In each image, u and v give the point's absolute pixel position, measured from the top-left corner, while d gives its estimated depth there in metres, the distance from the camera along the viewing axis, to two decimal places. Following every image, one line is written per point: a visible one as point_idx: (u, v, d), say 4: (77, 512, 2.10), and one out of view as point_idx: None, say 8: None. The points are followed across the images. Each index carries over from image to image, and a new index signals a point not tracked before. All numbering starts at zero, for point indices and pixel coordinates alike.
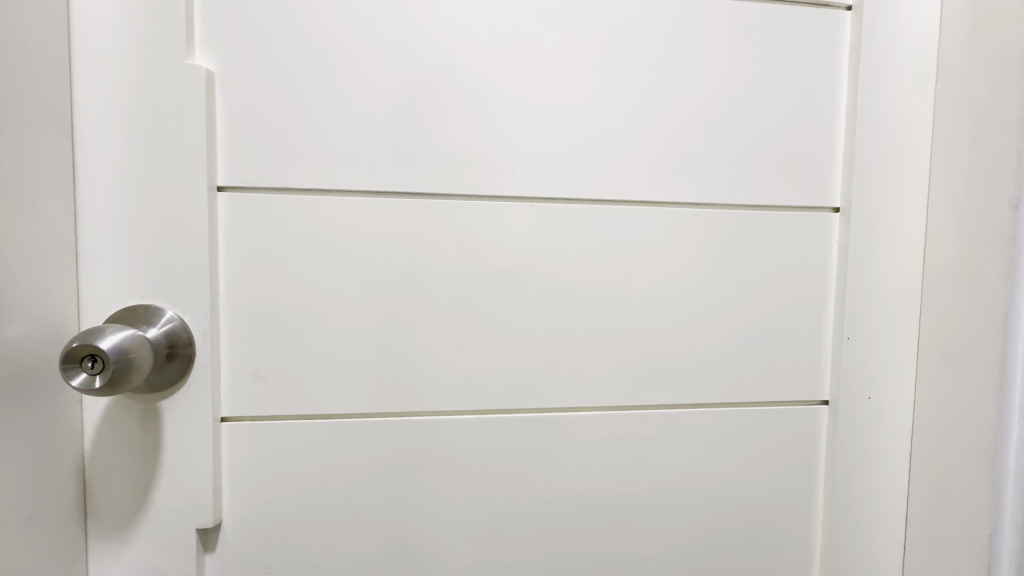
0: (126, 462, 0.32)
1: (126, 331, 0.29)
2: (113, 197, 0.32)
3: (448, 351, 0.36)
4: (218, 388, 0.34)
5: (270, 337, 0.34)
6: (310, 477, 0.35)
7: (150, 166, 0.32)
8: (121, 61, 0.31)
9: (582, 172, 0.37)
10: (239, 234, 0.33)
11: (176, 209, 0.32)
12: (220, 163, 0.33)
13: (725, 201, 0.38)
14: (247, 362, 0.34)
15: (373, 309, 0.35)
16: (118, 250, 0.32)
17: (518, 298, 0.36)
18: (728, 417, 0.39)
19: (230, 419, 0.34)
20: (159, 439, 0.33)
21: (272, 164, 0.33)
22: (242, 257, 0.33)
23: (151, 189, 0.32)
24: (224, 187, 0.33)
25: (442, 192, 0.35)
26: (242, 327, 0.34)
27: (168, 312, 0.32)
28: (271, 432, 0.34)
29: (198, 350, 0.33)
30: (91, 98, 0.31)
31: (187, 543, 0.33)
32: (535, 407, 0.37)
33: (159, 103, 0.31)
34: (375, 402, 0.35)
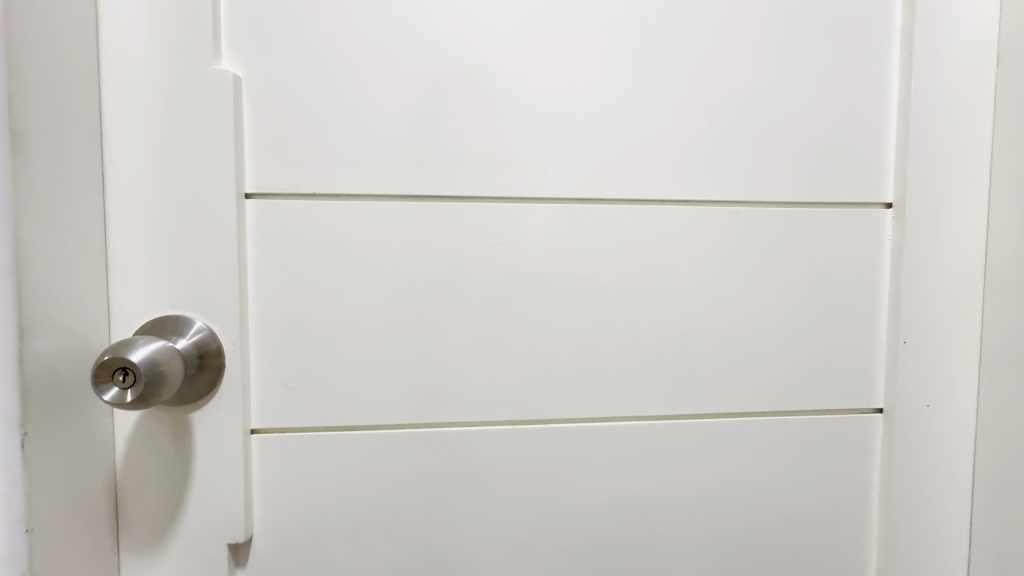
0: (158, 474, 0.32)
1: (156, 343, 0.29)
2: (142, 207, 0.31)
3: (480, 359, 0.35)
4: (247, 399, 0.33)
5: (299, 347, 0.33)
6: (340, 488, 0.34)
7: (178, 174, 0.31)
8: (149, 69, 0.31)
9: (617, 171, 0.35)
10: (268, 241, 0.33)
11: (205, 217, 0.31)
12: (247, 169, 0.32)
13: (769, 199, 0.36)
14: (276, 372, 0.33)
15: (403, 316, 0.34)
16: (148, 260, 0.31)
17: (552, 304, 0.35)
18: (774, 425, 0.37)
19: (260, 431, 0.33)
20: (190, 452, 0.32)
21: (300, 170, 0.33)
22: (270, 266, 0.33)
23: (180, 198, 0.31)
24: (252, 194, 0.32)
25: (473, 195, 0.34)
26: (271, 337, 0.33)
27: (197, 322, 0.32)
28: (301, 443, 0.34)
29: (228, 360, 0.32)
30: (119, 107, 0.31)
31: (219, 557, 0.33)
32: (570, 416, 0.36)
33: (186, 111, 0.31)
34: (406, 412, 0.34)
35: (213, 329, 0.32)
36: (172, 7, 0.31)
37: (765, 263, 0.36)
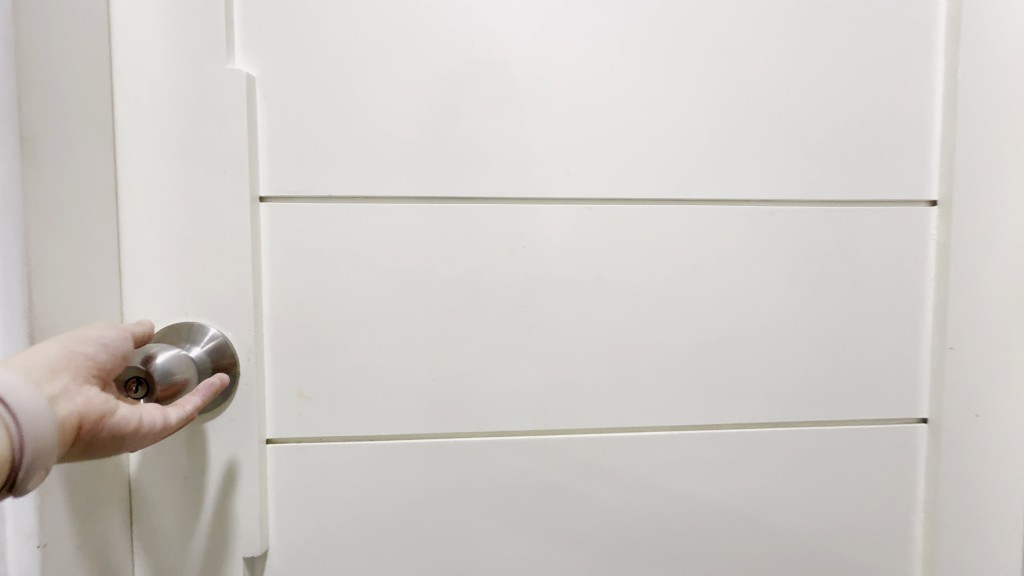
0: (173, 486, 0.31)
1: (170, 351, 0.28)
2: (155, 211, 0.30)
3: (502, 366, 0.33)
4: (263, 408, 0.32)
5: (315, 354, 0.32)
6: (358, 500, 0.33)
7: (191, 177, 0.30)
8: (161, 70, 0.30)
9: (644, 170, 0.33)
10: (283, 246, 0.32)
11: (219, 222, 0.30)
12: (262, 172, 0.31)
13: (805, 197, 0.34)
14: (292, 381, 0.32)
15: (421, 323, 0.33)
16: (162, 266, 0.31)
17: (576, 309, 0.34)
18: (810, 436, 0.35)
19: (275, 441, 0.32)
20: (205, 462, 0.31)
21: (315, 172, 0.32)
22: (285, 271, 0.32)
23: (194, 202, 0.30)
24: (267, 198, 0.31)
25: (494, 197, 0.33)
26: (287, 344, 0.32)
27: (211, 329, 0.31)
28: (318, 453, 0.33)
29: (243, 369, 0.31)
30: (132, 109, 0.30)
31: (235, 569, 0.32)
32: (596, 426, 0.34)
33: (200, 113, 0.30)
34: (425, 422, 0.33)
35: (228, 336, 0.31)
36: (184, 6, 0.30)
37: (801, 265, 0.35)
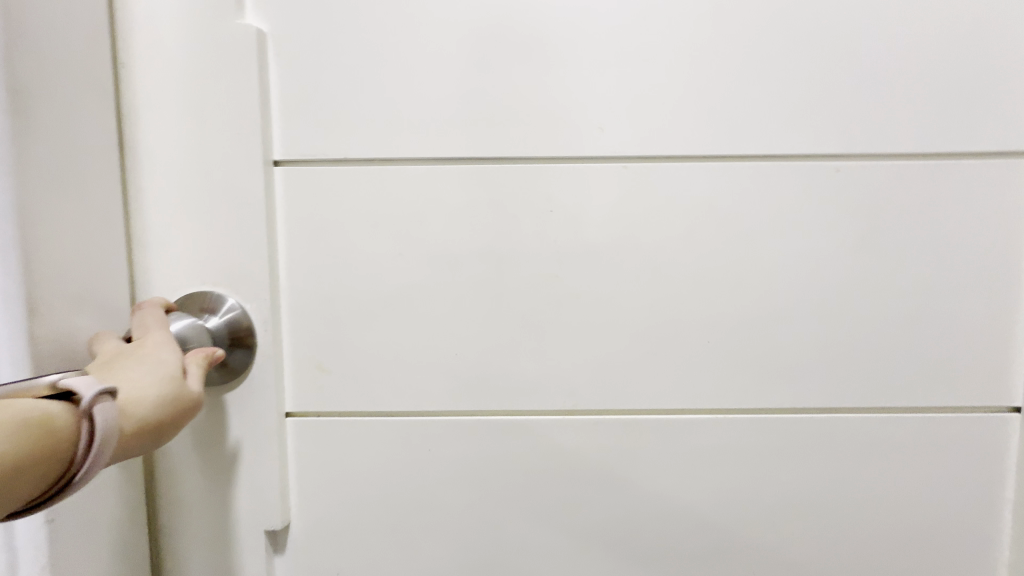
0: (194, 457, 0.31)
1: (185, 321, 0.28)
2: (168, 178, 0.30)
3: (525, 342, 0.31)
4: (281, 380, 0.31)
5: (332, 326, 0.31)
6: (380, 478, 0.32)
7: (203, 141, 0.29)
8: (169, 27, 0.29)
9: (687, 122, 0.30)
10: (298, 213, 0.30)
11: (233, 187, 0.29)
12: (276, 135, 0.30)
13: (880, 151, 0.30)
14: (310, 353, 0.31)
15: (443, 294, 0.31)
16: (176, 236, 0.30)
17: (610, 280, 0.31)
18: (877, 425, 0.31)
19: (295, 415, 0.32)
20: (226, 434, 0.31)
21: (329, 133, 0.30)
22: (301, 238, 0.30)
23: (207, 169, 0.29)
24: (281, 161, 0.30)
25: (520, 156, 0.30)
26: (304, 314, 0.31)
27: (229, 300, 0.30)
28: (338, 428, 0.32)
29: (259, 340, 0.30)
30: (141, 71, 0.29)
31: (257, 542, 0.32)
32: (630, 408, 0.31)
33: (209, 72, 0.29)
34: (445, 399, 0.32)
35: (243, 306, 0.30)
36: None
37: (871, 230, 0.30)
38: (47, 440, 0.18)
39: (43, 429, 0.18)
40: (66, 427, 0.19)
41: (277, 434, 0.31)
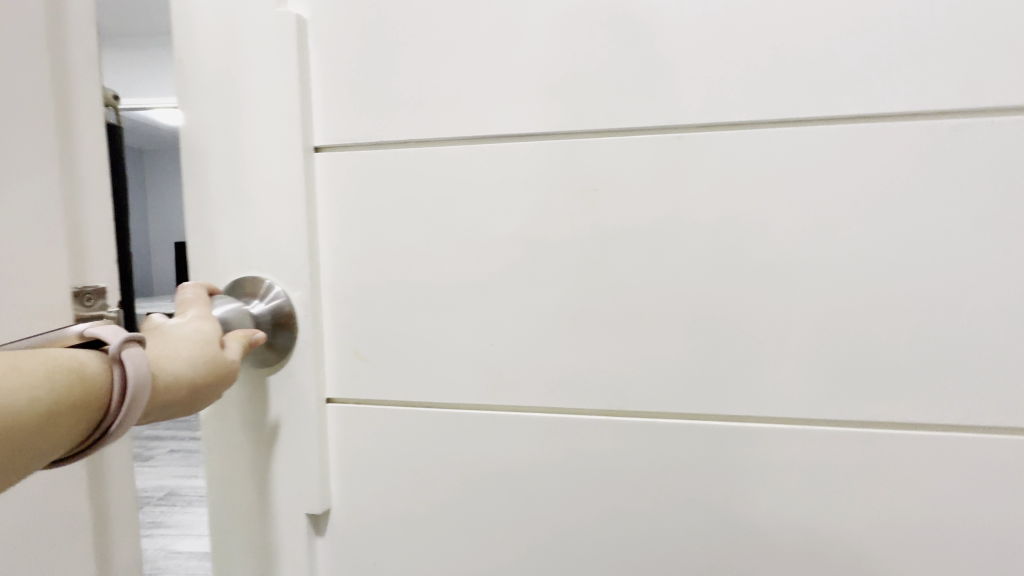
0: (242, 439, 0.32)
1: (232, 304, 0.29)
2: (215, 168, 0.30)
3: (563, 334, 0.29)
4: (322, 366, 0.31)
5: (369, 313, 0.31)
6: (414, 469, 0.31)
7: (248, 130, 0.30)
8: (217, 19, 0.30)
9: (750, 85, 0.26)
10: (337, 198, 0.30)
11: (276, 175, 0.30)
12: (316, 122, 0.30)
13: (997, 107, 0.24)
14: (349, 341, 0.31)
15: (478, 281, 0.29)
16: (221, 224, 0.31)
17: (658, 266, 0.28)
18: (987, 443, 0.26)
19: (335, 401, 0.32)
20: (271, 418, 0.31)
21: (366, 117, 0.29)
22: (339, 223, 0.30)
23: (249, 158, 0.30)
24: (322, 148, 0.30)
25: (559, 133, 0.28)
26: (342, 301, 0.31)
27: (275, 286, 0.30)
28: (374, 416, 0.31)
29: (301, 325, 0.31)
30: (189, 61, 0.30)
31: (300, 525, 0.32)
32: (679, 410, 0.28)
33: (254, 60, 0.29)
34: (481, 392, 0.30)
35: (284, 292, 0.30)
36: None
37: (985, 207, 0.25)
38: (81, 388, 0.19)
39: (76, 374, 0.19)
40: (99, 376, 0.20)
41: (316, 418, 0.31)
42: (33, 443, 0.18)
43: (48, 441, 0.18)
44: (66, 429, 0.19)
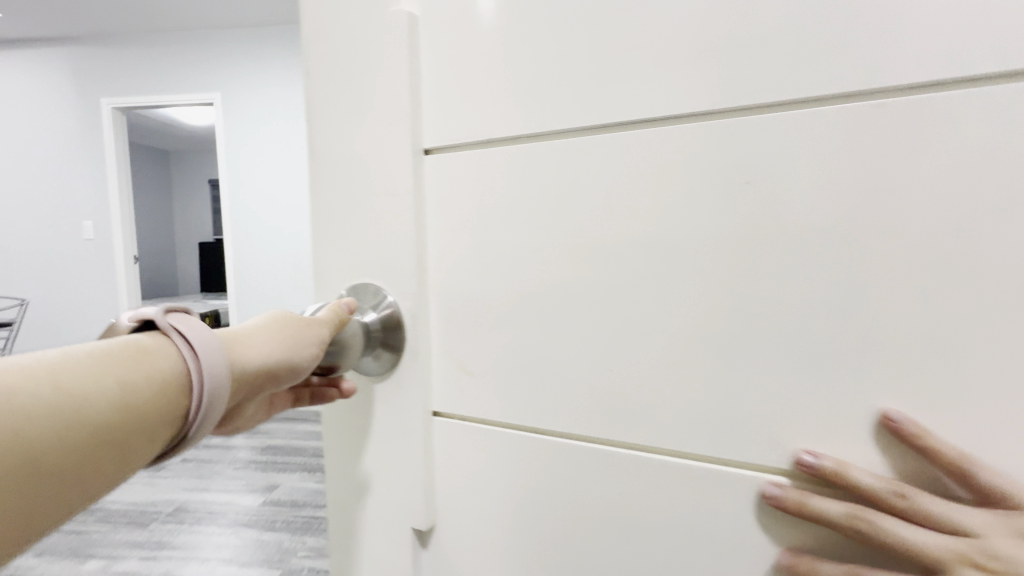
0: (356, 440, 0.36)
1: (345, 315, 0.32)
2: (339, 175, 0.34)
3: (682, 366, 0.26)
4: (429, 378, 0.33)
5: (471, 327, 0.31)
6: (518, 493, 0.31)
7: (367, 136, 0.33)
8: (341, 38, 0.33)
9: (924, 40, 0.21)
10: (443, 202, 0.32)
11: (388, 178, 0.32)
12: (424, 123, 0.31)
13: None
14: (456, 356, 0.32)
15: (592, 298, 0.28)
16: (343, 228, 0.35)
17: (818, 284, 0.24)
18: None
19: (439, 415, 0.33)
20: (377, 421, 0.35)
21: (470, 115, 0.30)
22: (445, 227, 0.32)
23: (374, 182, 0.33)
24: (431, 149, 0.32)
25: (673, 116, 0.26)
26: (448, 317, 0.32)
27: (387, 295, 0.33)
28: (478, 432, 0.32)
29: (408, 332, 0.33)
30: (320, 81, 0.34)
31: (406, 538, 0.34)
32: (847, 459, 0.24)
33: (373, 69, 0.32)
34: (588, 422, 0.29)
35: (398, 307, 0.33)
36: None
37: None
38: (161, 384, 0.25)
39: (158, 376, 0.25)
40: (176, 372, 0.26)
41: (420, 426, 0.33)
42: (121, 432, 0.24)
43: (134, 428, 0.24)
44: (153, 419, 0.25)
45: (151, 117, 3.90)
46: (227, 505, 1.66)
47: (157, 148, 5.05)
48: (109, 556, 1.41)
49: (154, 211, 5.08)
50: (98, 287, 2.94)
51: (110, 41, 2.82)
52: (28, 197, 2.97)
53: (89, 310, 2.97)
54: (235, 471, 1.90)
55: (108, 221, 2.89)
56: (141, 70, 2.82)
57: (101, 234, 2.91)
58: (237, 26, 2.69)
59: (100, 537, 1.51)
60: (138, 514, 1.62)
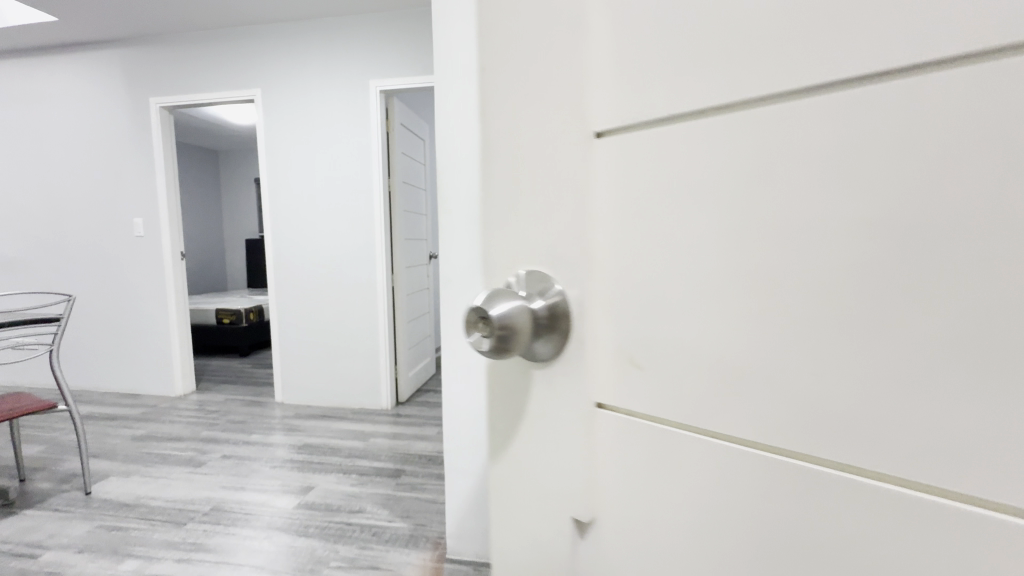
0: (513, 409, 0.38)
1: (511, 302, 0.32)
2: (501, 143, 0.37)
3: (826, 365, 0.23)
4: (596, 370, 0.33)
5: (643, 315, 0.30)
6: (701, 520, 0.28)
7: (532, 111, 0.34)
8: (514, 20, 0.35)
9: None
10: (612, 174, 0.31)
11: (550, 156, 0.34)
12: (593, 104, 0.32)
13: None
14: (626, 349, 0.31)
15: (808, 280, 0.23)
16: (505, 189, 0.37)
17: None
18: None
19: (606, 407, 0.33)
20: (534, 391, 0.36)
21: (646, 92, 0.29)
22: (615, 206, 0.31)
23: (548, 175, 0.34)
24: (603, 130, 0.32)
25: None
26: (629, 328, 0.31)
27: (555, 285, 0.34)
28: (648, 438, 0.31)
29: (572, 312, 0.33)
30: (491, 58, 0.37)
31: (565, 526, 0.35)
32: None
33: (544, 40, 0.34)
34: (789, 439, 0.24)
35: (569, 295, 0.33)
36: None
37: None
38: None
39: None
40: None
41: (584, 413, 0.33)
42: None
43: None
44: None
45: (196, 116, 3.99)
46: (242, 506, 1.85)
47: (206, 146, 5.22)
48: (143, 557, 1.54)
49: (206, 208, 5.27)
50: (150, 282, 3.03)
51: (159, 41, 2.87)
52: (84, 197, 3.07)
53: (141, 305, 3.07)
54: (273, 477, 2.07)
55: (157, 219, 2.96)
56: (187, 69, 2.87)
57: (151, 231, 2.98)
58: (277, 21, 2.68)
59: (138, 537, 1.66)
60: (177, 514, 1.80)
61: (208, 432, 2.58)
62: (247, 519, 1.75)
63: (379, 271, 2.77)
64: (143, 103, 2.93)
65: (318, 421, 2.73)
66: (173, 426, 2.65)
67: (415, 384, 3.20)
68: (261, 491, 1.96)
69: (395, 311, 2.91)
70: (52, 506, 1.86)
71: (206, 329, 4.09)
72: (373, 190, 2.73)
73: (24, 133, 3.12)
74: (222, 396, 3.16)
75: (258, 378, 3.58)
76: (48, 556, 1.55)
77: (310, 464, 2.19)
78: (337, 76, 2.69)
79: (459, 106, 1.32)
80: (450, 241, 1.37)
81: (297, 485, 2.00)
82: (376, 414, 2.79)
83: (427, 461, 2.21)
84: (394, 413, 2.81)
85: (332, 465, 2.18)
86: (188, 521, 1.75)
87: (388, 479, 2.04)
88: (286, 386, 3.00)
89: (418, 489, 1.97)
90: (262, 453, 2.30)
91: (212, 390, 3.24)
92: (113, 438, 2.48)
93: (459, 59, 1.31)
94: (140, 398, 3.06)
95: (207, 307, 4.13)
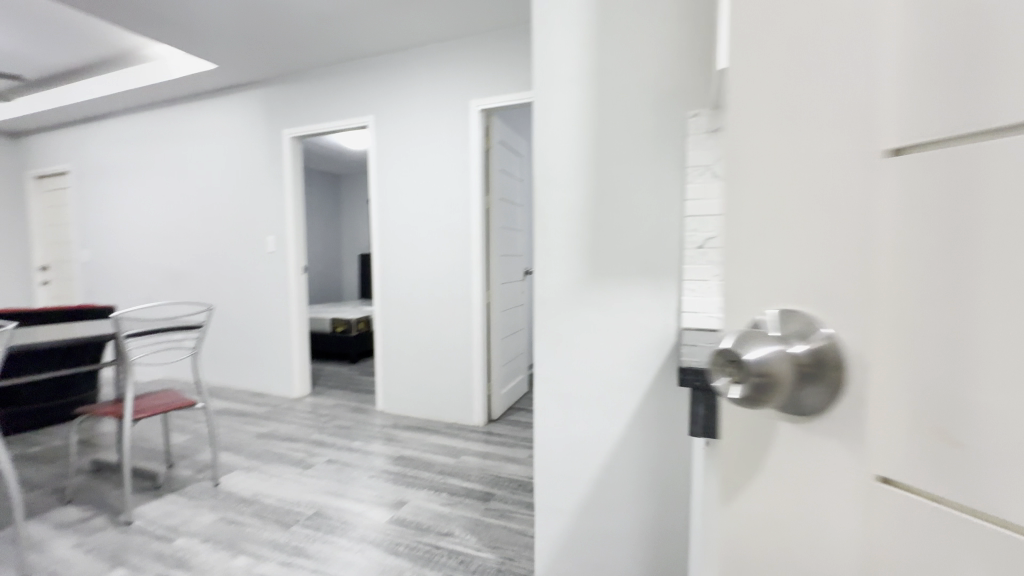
0: (748, 472, 0.30)
1: (770, 345, 0.25)
2: (749, 188, 0.29)
3: None
4: (877, 437, 0.24)
5: (966, 372, 0.21)
6: None
7: (796, 136, 0.26)
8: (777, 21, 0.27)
9: None
10: (914, 202, 0.22)
11: (823, 184, 0.25)
12: (897, 116, 0.23)
13: None
14: (925, 412, 0.22)
15: None
16: (753, 245, 0.29)
17: None
18: None
19: (891, 482, 0.24)
20: (779, 452, 0.28)
21: (996, 79, 0.20)
22: (922, 243, 0.22)
23: (820, 209, 0.25)
24: (902, 148, 0.23)
25: None
26: (943, 393, 0.22)
27: (822, 330, 0.25)
28: (957, 531, 0.21)
29: (845, 360, 0.25)
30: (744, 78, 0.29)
31: None
32: None
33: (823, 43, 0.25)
34: None
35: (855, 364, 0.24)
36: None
37: None
38: None
39: None
40: None
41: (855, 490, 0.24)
42: None
43: None
44: None
45: (320, 143, 4.41)
46: (340, 513, 1.91)
47: (326, 171, 5.79)
48: (253, 556, 1.63)
49: (324, 226, 5.83)
50: (277, 293, 3.36)
51: (290, 79, 3.22)
52: (229, 218, 3.52)
53: (270, 313, 3.42)
54: (370, 487, 2.12)
55: (284, 236, 3.29)
56: (312, 101, 3.17)
57: (280, 247, 3.32)
58: (389, 51, 2.85)
59: (250, 533, 1.78)
60: (285, 513, 1.91)
61: (318, 434, 2.76)
62: (344, 529, 1.79)
63: (475, 288, 2.78)
64: (277, 134, 3.29)
65: (414, 432, 2.78)
66: (290, 426, 2.89)
67: (507, 401, 3.15)
68: (359, 500, 2.01)
69: (490, 328, 2.89)
70: (189, 493, 2.08)
71: (322, 336, 4.46)
72: (471, 207, 2.76)
73: (187, 164, 3.67)
74: (332, 400, 3.39)
75: (363, 385, 3.80)
76: (181, 541, 1.72)
77: (405, 477, 2.21)
78: (441, 98, 2.78)
79: (560, 115, 1.23)
80: (546, 260, 1.27)
81: (392, 498, 2.02)
82: (468, 430, 2.77)
83: (517, 486, 2.12)
84: (486, 431, 2.78)
85: (424, 481, 2.18)
86: (294, 523, 1.84)
87: (477, 502, 1.98)
88: (387, 395, 3.13)
89: (507, 516, 1.88)
90: (362, 461, 2.39)
91: (323, 394, 3.50)
92: (242, 434, 2.75)
93: (561, 66, 1.22)
94: (265, 398, 3.39)
95: (322, 316, 4.50)
